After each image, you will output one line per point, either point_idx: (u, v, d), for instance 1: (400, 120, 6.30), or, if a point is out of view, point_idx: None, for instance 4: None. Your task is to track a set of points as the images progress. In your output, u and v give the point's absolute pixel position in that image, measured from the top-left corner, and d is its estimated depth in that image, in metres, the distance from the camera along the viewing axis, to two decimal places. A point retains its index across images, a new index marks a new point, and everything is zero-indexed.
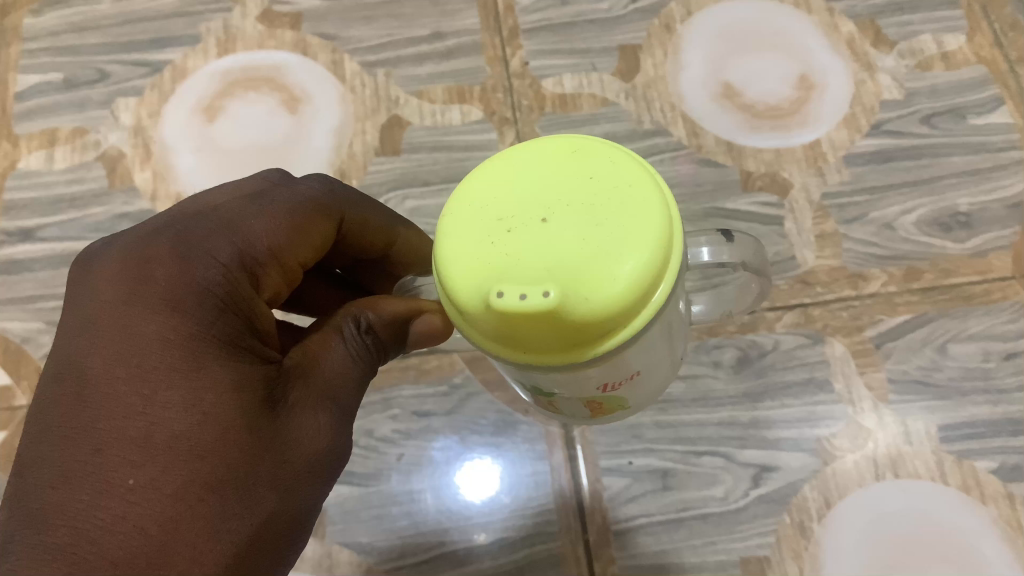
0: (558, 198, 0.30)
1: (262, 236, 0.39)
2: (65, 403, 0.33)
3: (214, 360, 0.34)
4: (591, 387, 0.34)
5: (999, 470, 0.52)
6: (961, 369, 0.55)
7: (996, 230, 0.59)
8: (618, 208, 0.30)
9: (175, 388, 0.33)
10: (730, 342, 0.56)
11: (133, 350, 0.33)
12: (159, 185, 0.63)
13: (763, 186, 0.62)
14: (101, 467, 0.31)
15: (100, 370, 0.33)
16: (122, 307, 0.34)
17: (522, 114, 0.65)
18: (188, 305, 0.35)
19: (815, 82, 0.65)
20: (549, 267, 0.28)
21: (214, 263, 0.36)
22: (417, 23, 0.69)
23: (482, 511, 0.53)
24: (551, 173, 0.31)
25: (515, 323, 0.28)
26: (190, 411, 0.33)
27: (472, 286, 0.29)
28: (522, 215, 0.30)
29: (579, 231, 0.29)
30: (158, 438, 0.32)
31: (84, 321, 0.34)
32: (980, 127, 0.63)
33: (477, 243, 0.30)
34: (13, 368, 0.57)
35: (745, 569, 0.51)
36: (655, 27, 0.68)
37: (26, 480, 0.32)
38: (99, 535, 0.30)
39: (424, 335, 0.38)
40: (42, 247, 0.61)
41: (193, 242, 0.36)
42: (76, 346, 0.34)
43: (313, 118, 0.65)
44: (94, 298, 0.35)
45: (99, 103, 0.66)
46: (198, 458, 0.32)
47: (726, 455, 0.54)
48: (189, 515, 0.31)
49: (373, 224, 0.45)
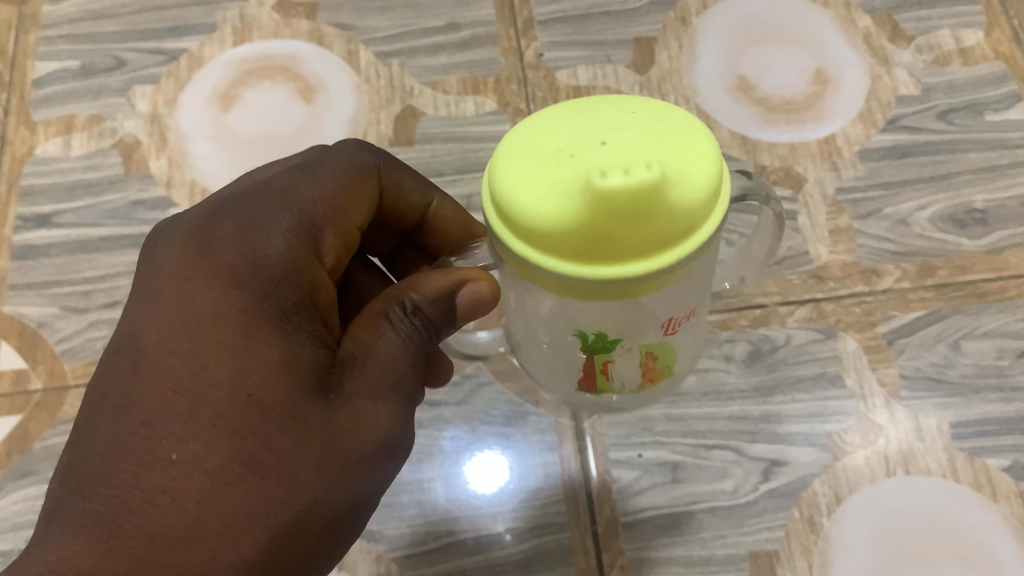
0: (608, 124, 0.30)
1: (319, 217, 0.39)
2: (120, 374, 0.33)
3: (267, 338, 0.34)
4: (656, 326, 0.37)
5: (1011, 468, 0.52)
6: (974, 366, 0.55)
7: (1012, 227, 0.59)
8: (659, 121, 0.31)
9: (223, 365, 0.33)
10: (741, 337, 0.57)
11: (188, 328, 0.34)
12: (174, 172, 0.63)
13: (776, 180, 0.61)
14: (147, 439, 0.32)
15: (155, 343, 0.33)
16: (181, 283, 0.35)
17: (536, 105, 0.65)
18: (245, 279, 0.35)
19: (831, 76, 0.65)
20: (632, 160, 0.29)
21: (273, 240, 0.36)
22: (433, 14, 0.69)
23: (491, 502, 0.53)
24: (591, 111, 0.31)
25: (608, 213, 0.28)
26: (235, 391, 0.33)
27: (551, 188, 0.29)
28: (576, 134, 0.30)
29: (635, 136, 0.30)
30: (203, 416, 0.32)
31: (144, 297, 0.35)
32: (998, 123, 0.62)
33: (548, 164, 0.29)
34: (28, 352, 0.57)
35: (754, 563, 0.51)
36: (671, 19, 0.68)
37: (78, 447, 0.33)
38: (138, 506, 0.31)
39: (472, 305, 0.38)
40: (58, 233, 0.61)
41: (257, 220, 0.37)
42: (136, 322, 0.34)
43: (328, 107, 0.65)
44: (156, 275, 0.35)
45: (115, 90, 0.67)
46: (240, 436, 0.32)
47: (736, 449, 0.54)
48: (225, 493, 0.31)
49: (408, 185, 0.45)
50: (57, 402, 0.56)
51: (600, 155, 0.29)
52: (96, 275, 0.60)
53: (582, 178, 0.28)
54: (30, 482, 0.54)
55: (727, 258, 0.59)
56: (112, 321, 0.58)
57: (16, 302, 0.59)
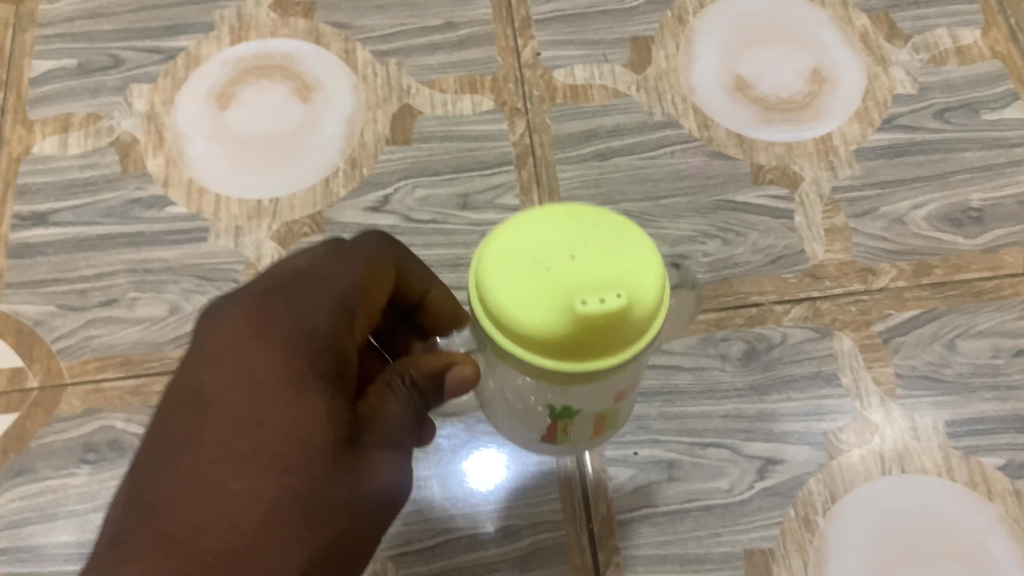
0: (579, 235, 0.36)
1: (362, 289, 0.40)
2: (185, 416, 0.34)
3: (317, 390, 0.35)
4: (610, 400, 0.42)
5: (1006, 466, 0.53)
6: (970, 365, 0.55)
7: (1008, 226, 0.59)
8: (617, 230, 0.36)
9: (279, 412, 0.34)
10: (737, 335, 0.56)
11: (248, 378, 0.34)
12: (171, 171, 0.63)
13: (773, 179, 0.62)
14: (211, 472, 0.33)
15: (217, 389, 0.34)
16: (241, 338, 0.36)
17: (533, 105, 0.65)
18: (301, 343, 0.36)
19: (828, 76, 0.65)
20: (604, 279, 0.34)
21: (322, 308, 0.37)
22: (431, 13, 0.69)
23: (487, 500, 0.53)
24: (562, 221, 0.37)
25: (583, 327, 0.34)
26: (290, 433, 0.34)
27: (536, 302, 0.35)
28: (553, 247, 0.35)
29: (601, 255, 0.35)
30: (263, 454, 0.33)
31: (205, 350, 0.36)
32: (994, 122, 0.63)
33: (531, 278, 0.35)
34: (25, 351, 0.57)
35: (749, 561, 0.51)
36: (668, 18, 0.68)
37: (139, 478, 0.33)
38: (201, 529, 0.32)
39: (456, 388, 0.40)
40: (54, 232, 0.61)
41: (306, 285, 0.38)
42: (197, 370, 0.35)
43: (326, 106, 0.65)
44: (216, 330, 0.36)
45: (112, 89, 0.67)
46: (290, 472, 0.33)
47: (732, 448, 0.54)
48: (277, 522, 0.33)
49: (414, 273, 0.44)
50: (54, 401, 0.56)
51: (574, 276, 0.35)
52: (93, 274, 0.60)
53: (562, 300, 0.34)
54: (25, 480, 0.54)
55: (723, 256, 0.59)
56: (109, 319, 0.58)
57: (12, 301, 0.59)
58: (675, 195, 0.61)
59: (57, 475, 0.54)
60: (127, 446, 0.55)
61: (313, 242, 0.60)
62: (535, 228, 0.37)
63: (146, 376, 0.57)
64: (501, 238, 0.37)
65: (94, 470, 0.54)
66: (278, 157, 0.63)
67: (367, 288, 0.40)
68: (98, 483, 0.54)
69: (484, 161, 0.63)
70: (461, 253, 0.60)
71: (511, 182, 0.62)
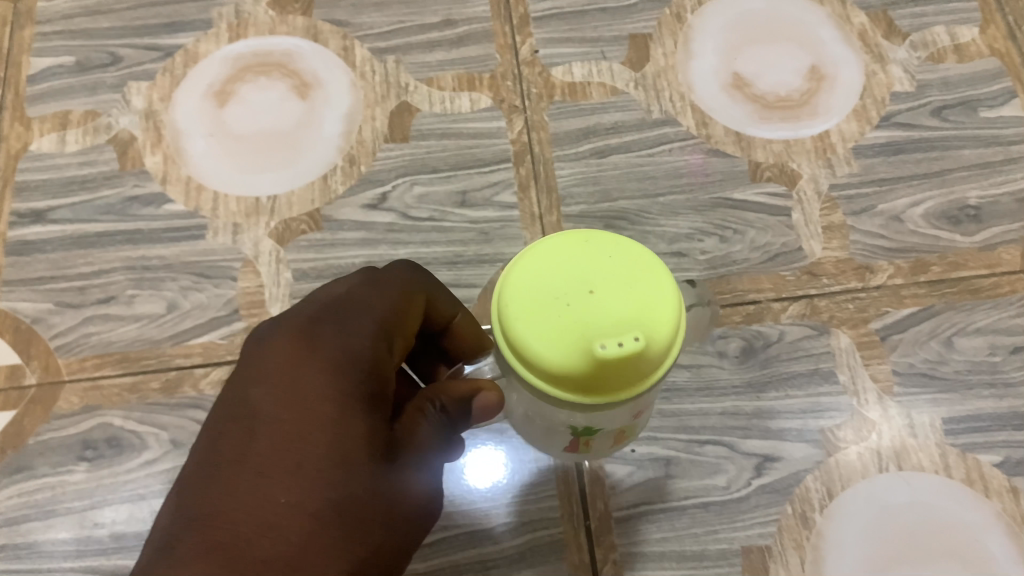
0: (595, 273, 0.36)
1: (400, 315, 0.40)
2: (235, 431, 0.34)
3: (360, 412, 0.35)
4: (630, 415, 0.41)
5: (1003, 463, 0.53)
6: (967, 362, 0.56)
7: (1005, 223, 0.59)
8: (636, 270, 0.37)
9: (325, 429, 0.34)
10: (735, 333, 0.56)
11: (297, 396, 0.35)
12: (169, 168, 0.63)
13: (771, 177, 0.62)
14: (260, 484, 0.33)
15: (265, 407, 0.35)
16: (291, 359, 0.36)
17: (532, 102, 0.65)
18: (347, 364, 0.36)
19: (826, 73, 0.65)
20: (622, 320, 0.35)
21: (366, 331, 0.38)
22: (429, 10, 0.69)
23: (484, 497, 0.53)
24: (578, 258, 0.37)
25: (602, 368, 0.34)
26: (335, 450, 0.34)
27: (553, 337, 0.35)
28: (572, 284, 0.36)
29: (618, 294, 0.36)
30: (309, 469, 0.34)
31: (253, 371, 0.36)
32: (992, 120, 0.63)
33: (550, 317, 0.35)
34: (23, 348, 0.58)
35: (746, 558, 0.51)
36: (666, 16, 0.68)
37: (187, 492, 0.33)
38: (250, 539, 0.32)
39: (481, 414, 0.40)
40: (52, 229, 0.61)
41: (349, 309, 0.38)
42: (245, 390, 0.35)
43: (324, 104, 0.65)
44: (263, 351, 0.37)
45: (111, 86, 0.67)
46: (333, 488, 0.34)
47: (729, 445, 0.54)
48: (321, 535, 0.33)
49: (437, 300, 0.44)
50: (52, 398, 0.56)
51: (592, 315, 0.35)
52: (91, 271, 0.60)
53: (580, 338, 0.35)
54: (24, 477, 0.54)
55: (721, 254, 0.59)
56: (107, 316, 0.58)
57: (9, 298, 0.59)
58: (673, 193, 0.61)
59: (55, 472, 0.54)
60: (125, 443, 0.55)
61: (311, 240, 0.60)
62: (552, 265, 0.37)
63: (144, 373, 0.57)
64: (519, 273, 0.37)
65: (92, 467, 0.54)
66: (277, 155, 0.63)
67: (405, 314, 0.40)
68: (96, 480, 0.54)
69: (482, 158, 0.63)
70: (459, 251, 0.60)
71: (509, 180, 0.62)
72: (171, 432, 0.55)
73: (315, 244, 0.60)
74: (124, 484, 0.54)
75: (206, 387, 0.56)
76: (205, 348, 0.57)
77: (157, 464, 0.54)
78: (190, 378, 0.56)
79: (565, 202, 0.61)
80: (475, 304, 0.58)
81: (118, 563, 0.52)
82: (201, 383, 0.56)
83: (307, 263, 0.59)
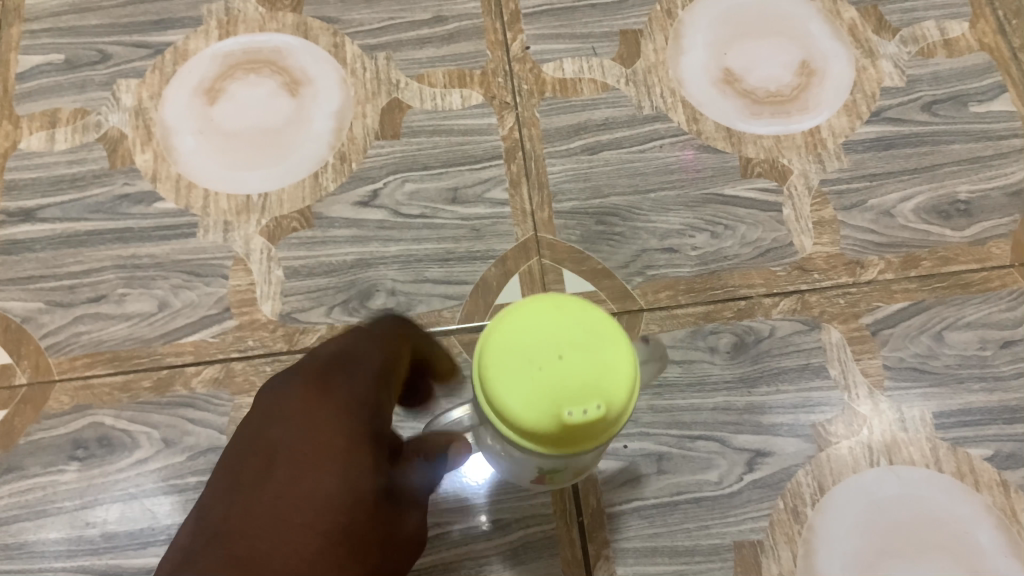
0: (567, 335, 0.35)
1: (398, 364, 0.42)
2: (252, 463, 0.35)
3: (370, 445, 0.37)
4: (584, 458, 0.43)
5: (993, 456, 0.53)
6: (958, 356, 0.56)
7: (995, 218, 0.60)
8: (609, 332, 0.35)
9: (337, 457, 0.35)
10: (726, 328, 0.57)
11: (311, 429, 0.36)
12: (159, 166, 0.63)
13: (761, 172, 0.62)
14: (276, 505, 0.33)
15: (282, 441, 0.36)
16: (306, 401, 0.37)
17: (522, 99, 0.65)
18: (355, 405, 0.38)
19: (816, 69, 0.65)
20: (590, 385, 0.34)
21: (369, 375, 0.39)
22: (419, 7, 0.69)
23: (477, 494, 0.53)
24: (550, 318, 0.36)
25: (568, 431, 0.34)
26: (346, 476, 0.35)
27: (529, 400, 0.34)
28: (546, 344, 0.35)
29: (587, 355, 0.34)
30: (323, 491, 0.34)
31: (268, 412, 0.37)
32: (982, 115, 0.63)
33: (522, 377, 0.34)
34: (13, 348, 0.57)
35: (738, 553, 0.51)
36: (657, 11, 0.68)
37: (204, 518, 0.33)
38: (267, 554, 0.31)
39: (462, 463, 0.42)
40: (41, 228, 0.61)
41: (356, 355, 0.40)
42: (263, 428, 0.36)
43: (314, 101, 0.64)
44: (279, 396, 0.38)
45: (99, 84, 0.66)
46: (344, 511, 0.34)
47: (721, 440, 0.54)
48: (332, 555, 0.33)
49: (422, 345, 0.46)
50: (42, 398, 0.56)
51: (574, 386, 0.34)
52: (81, 270, 0.60)
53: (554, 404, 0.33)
54: (14, 478, 0.54)
55: (712, 249, 0.59)
56: (97, 315, 0.58)
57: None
58: (663, 188, 0.61)
59: (46, 472, 0.54)
60: (116, 442, 0.55)
61: (302, 237, 0.60)
62: (526, 326, 0.35)
63: (135, 372, 0.57)
64: (495, 332, 0.36)
65: (83, 467, 0.54)
66: (267, 153, 0.63)
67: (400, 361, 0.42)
68: (88, 480, 0.54)
69: (473, 155, 0.63)
70: (451, 248, 0.60)
71: (500, 177, 0.62)
72: (162, 431, 0.55)
73: (307, 241, 0.60)
74: (116, 483, 0.54)
75: (198, 385, 0.56)
76: (196, 347, 0.57)
77: (148, 463, 0.54)
78: (181, 377, 0.56)
79: (557, 199, 0.61)
80: (465, 301, 0.58)
81: (110, 562, 0.52)
82: (192, 381, 0.56)
83: (298, 261, 0.59)
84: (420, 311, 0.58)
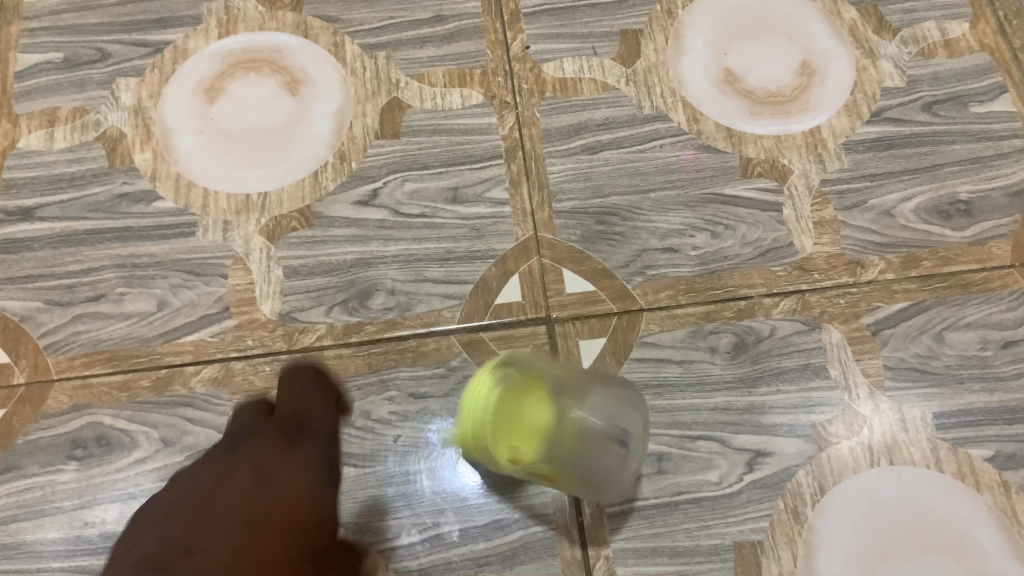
0: None
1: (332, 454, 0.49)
2: (200, 522, 0.41)
3: (307, 514, 0.43)
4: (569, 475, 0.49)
5: (994, 457, 0.53)
6: (958, 357, 0.56)
7: (995, 218, 0.60)
8: None
9: (278, 526, 0.41)
10: (726, 329, 0.57)
11: (257, 501, 0.42)
12: (159, 165, 0.63)
13: (762, 172, 0.62)
14: (222, 555, 0.38)
15: (229, 507, 0.42)
16: (247, 482, 0.44)
17: (522, 98, 0.65)
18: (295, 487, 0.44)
19: (817, 69, 0.65)
20: None
21: (306, 466, 0.47)
22: (419, 6, 0.68)
23: (478, 494, 0.53)
24: None
25: None
26: (284, 535, 0.41)
27: None
28: None
29: None
30: (267, 546, 0.39)
31: (217, 489, 0.44)
32: (982, 115, 0.63)
33: None
34: (13, 347, 0.57)
35: (739, 554, 0.51)
36: (657, 11, 0.68)
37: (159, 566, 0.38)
38: None
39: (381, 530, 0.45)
40: (40, 227, 0.61)
41: (292, 449, 0.47)
42: (212, 501, 0.43)
43: (314, 100, 0.64)
44: (229, 478, 0.45)
45: (99, 83, 0.66)
46: (285, 560, 0.39)
47: (721, 440, 0.54)
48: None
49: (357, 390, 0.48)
50: (41, 397, 0.56)
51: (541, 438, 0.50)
52: (81, 269, 0.59)
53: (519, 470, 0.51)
54: (12, 478, 0.54)
55: (712, 249, 0.59)
56: (96, 315, 0.58)
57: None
58: (664, 188, 0.61)
59: (45, 472, 0.54)
60: (115, 442, 0.55)
61: (302, 237, 0.60)
62: None
63: (134, 371, 0.56)
64: None
65: (82, 466, 0.54)
66: (267, 152, 0.63)
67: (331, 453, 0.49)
68: (87, 479, 0.54)
69: (474, 155, 0.63)
70: (451, 248, 0.60)
71: (500, 177, 0.62)
72: (161, 431, 0.55)
73: (306, 241, 0.60)
74: (114, 483, 0.53)
75: (197, 385, 0.56)
76: (195, 346, 0.57)
77: (147, 463, 0.54)
78: (180, 376, 0.56)
79: (557, 198, 0.61)
80: (465, 301, 0.58)
81: None
82: (192, 381, 0.56)
83: (297, 260, 0.59)
84: (420, 311, 0.58)
